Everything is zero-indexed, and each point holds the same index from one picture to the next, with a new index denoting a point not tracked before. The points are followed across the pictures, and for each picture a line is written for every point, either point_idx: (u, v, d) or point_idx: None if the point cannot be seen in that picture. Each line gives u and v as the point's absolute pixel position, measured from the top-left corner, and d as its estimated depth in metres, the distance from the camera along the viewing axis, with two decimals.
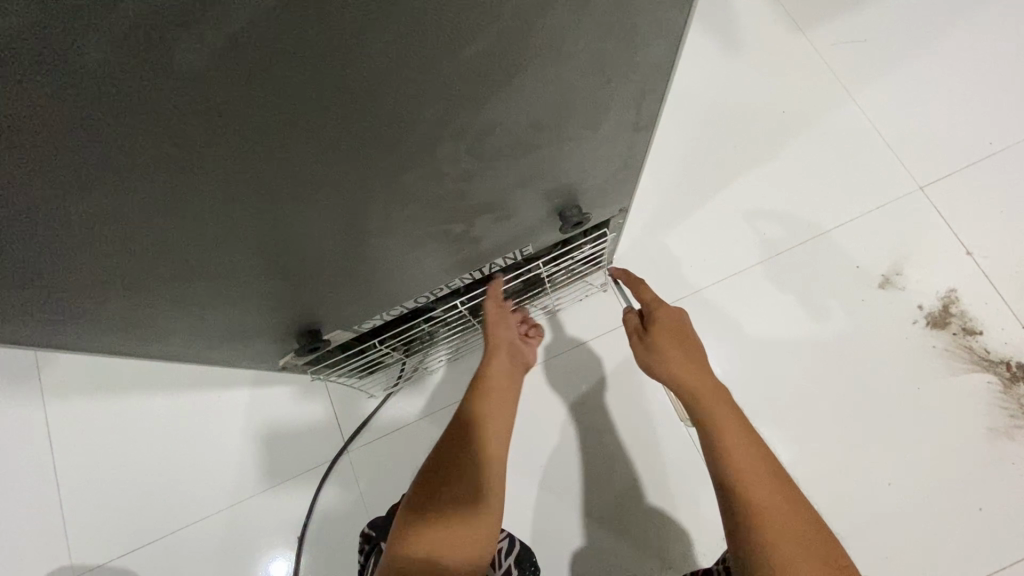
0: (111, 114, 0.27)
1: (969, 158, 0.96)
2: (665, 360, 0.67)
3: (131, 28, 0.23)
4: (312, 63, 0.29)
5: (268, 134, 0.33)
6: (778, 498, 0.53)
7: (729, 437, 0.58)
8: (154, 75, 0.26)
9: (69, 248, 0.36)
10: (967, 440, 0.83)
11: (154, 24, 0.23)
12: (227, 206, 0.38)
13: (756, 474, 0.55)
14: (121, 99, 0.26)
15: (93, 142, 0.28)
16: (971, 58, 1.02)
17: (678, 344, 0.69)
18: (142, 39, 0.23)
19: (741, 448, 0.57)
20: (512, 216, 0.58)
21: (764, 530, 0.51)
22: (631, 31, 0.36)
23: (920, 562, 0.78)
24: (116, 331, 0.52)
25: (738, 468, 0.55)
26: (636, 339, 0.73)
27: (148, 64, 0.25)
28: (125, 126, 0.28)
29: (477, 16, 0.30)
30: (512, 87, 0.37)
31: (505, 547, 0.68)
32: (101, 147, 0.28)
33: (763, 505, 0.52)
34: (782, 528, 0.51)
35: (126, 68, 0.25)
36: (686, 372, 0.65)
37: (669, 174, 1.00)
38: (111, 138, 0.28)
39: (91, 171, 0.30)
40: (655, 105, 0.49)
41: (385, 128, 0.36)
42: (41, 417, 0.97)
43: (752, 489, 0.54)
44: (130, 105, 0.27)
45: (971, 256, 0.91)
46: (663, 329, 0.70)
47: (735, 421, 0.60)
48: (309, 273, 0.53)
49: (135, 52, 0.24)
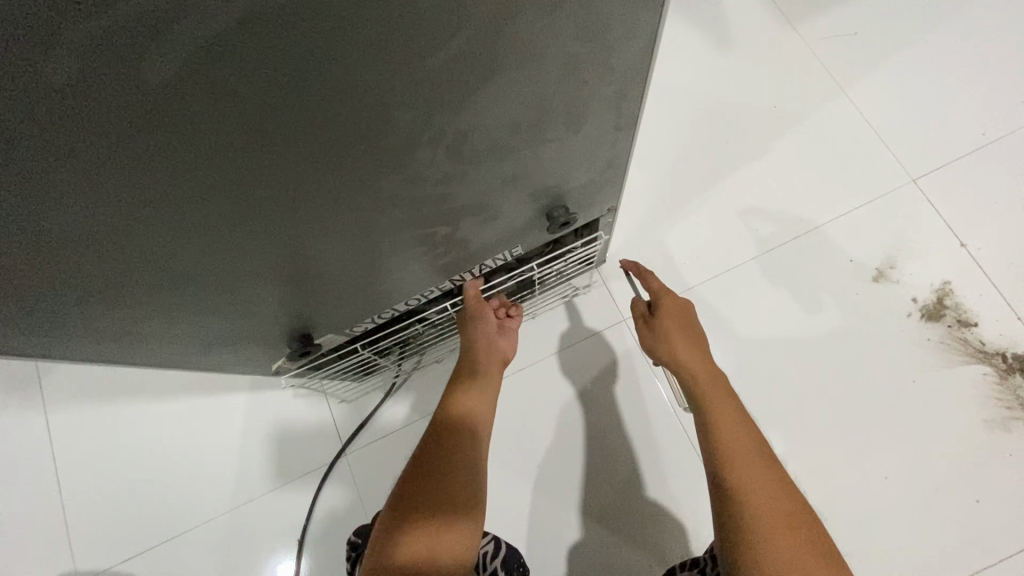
0: (79, 128, 0.27)
1: (963, 149, 0.96)
2: (670, 343, 0.69)
3: (93, 43, 0.23)
4: (280, 72, 0.29)
5: (241, 145, 0.33)
6: (765, 478, 0.54)
7: (722, 419, 0.60)
8: (121, 89, 0.26)
9: (54, 261, 0.36)
10: (963, 432, 0.83)
11: (115, 39, 0.24)
12: (207, 217, 0.38)
13: (746, 454, 0.56)
14: (89, 113, 0.27)
15: (63, 156, 0.28)
16: (964, 49, 1.01)
17: (682, 331, 0.70)
18: (104, 53, 0.24)
19: (734, 430, 0.58)
20: (499, 218, 0.59)
21: (745, 502, 0.52)
22: (604, 33, 0.37)
23: (918, 554, 0.78)
24: (108, 340, 0.52)
25: (728, 446, 0.57)
26: (642, 325, 0.74)
27: (114, 78, 0.25)
28: (95, 139, 0.28)
29: (444, 23, 0.30)
30: (486, 91, 0.37)
31: (491, 550, 0.68)
32: (72, 162, 0.29)
33: (748, 481, 0.53)
34: (764, 502, 0.52)
35: (91, 82, 0.25)
36: (688, 359, 0.67)
37: (662, 171, 1.00)
38: (82, 152, 0.29)
39: (64, 185, 0.30)
40: (636, 104, 0.49)
41: (361, 135, 0.36)
42: (42, 425, 0.98)
43: (739, 466, 0.55)
44: (98, 119, 0.27)
45: (966, 248, 0.91)
46: (668, 315, 0.72)
47: (730, 406, 0.61)
48: (295, 279, 0.53)
49: (99, 66, 0.24)
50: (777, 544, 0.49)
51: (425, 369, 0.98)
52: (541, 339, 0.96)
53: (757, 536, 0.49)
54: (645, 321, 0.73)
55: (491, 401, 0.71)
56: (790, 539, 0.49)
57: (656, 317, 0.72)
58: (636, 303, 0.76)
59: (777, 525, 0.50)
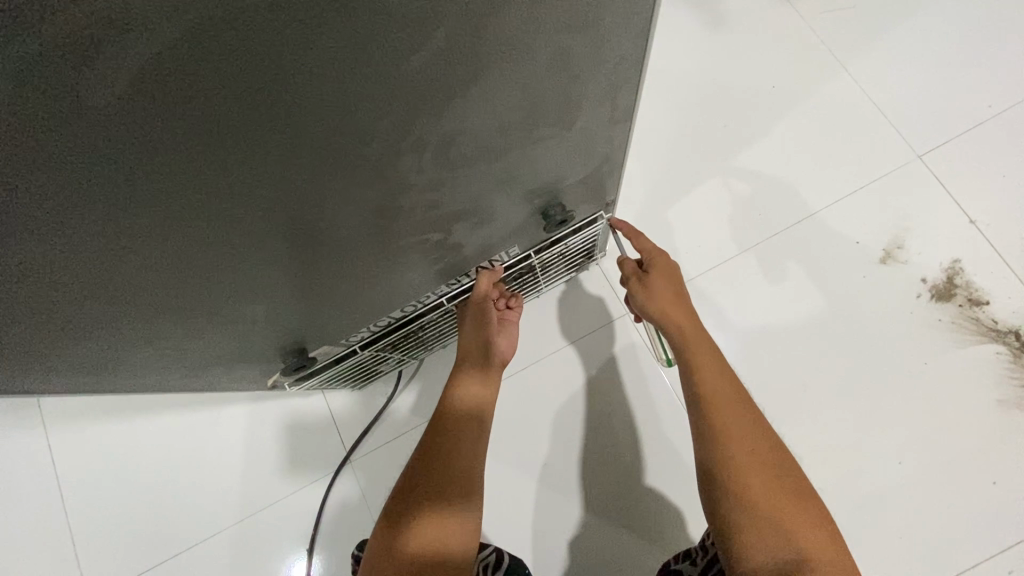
0: (20, 160, 0.25)
1: (970, 123, 0.93)
2: (658, 299, 0.67)
3: (27, 67, 0.21)
4: (243, 87, 0.27)
5: (211, 165, 0.31)
6: (749, 432, 0.55)
7: (705, 369, 0.61)
8: (62, 114, 0.24)
9: (31, 295, 0.35)
10: (978, 413, 0.81)
11: (49, 60, 0.22)
12: (181, 243, 0.37)
13: (725, 399, 0.58)
14: (31, 141, 0.25)
15: (11, 192, 0.27)
16: (964, 20, 0.99)
17: (670, 288, 0.68)
18: (39, 77, 0.22)
19: (714, 378, 0.60)
20: (493, 220, 0.57)
21: (721, 445, 0.54)
22: (595, 22, 0.34)
23: (937, 540, 0.77)
24: (94, 367, 0.51)
25: (709, 393, 0.58)
26: (634, 282, 0.70)
27: (52, 104, 0.23)
28: (42, 170, 0.26)
29: (420, 22, 0.28)
30: (471, 91, 0.35)
31: (494, 560, 0.66)
32: (16, 198, 0.27)
33: (727, 425, 0.55)
34: (744, 446, 0.54)
35: (30, 110, 0.23)
36: (678, 315, 0.65)
37: (658, 158, 0.98)
38: (30, 186, 0.27)
39: (11, 224, 0.28)
40: (632, 96, 0.47)
41: (340, 146, 0.34)
42: (43, 445, 0.97)
43: (719, 411, 0.57)
44: (39, 148, 0.25)
45: (975, 225, 0.89)
46: (659, 273, 0.69)
47: (718, 367, 0.61)
48: (285, 296, 0.52)
49: (30, 90, 0.22)
50: (752, 481, 0.52)
51: (426, 371, 0.96)
52: (544, 337, 0.94)
53: (736, 481, 0.52)
54: (636, 278, 0.70)
55: (494, 389, 0.70)
56: (765, 478, 0.52)
57: (647, 275, 0.69)
58: (624, 262, 0.72)
59: (751, 462, 0.53)
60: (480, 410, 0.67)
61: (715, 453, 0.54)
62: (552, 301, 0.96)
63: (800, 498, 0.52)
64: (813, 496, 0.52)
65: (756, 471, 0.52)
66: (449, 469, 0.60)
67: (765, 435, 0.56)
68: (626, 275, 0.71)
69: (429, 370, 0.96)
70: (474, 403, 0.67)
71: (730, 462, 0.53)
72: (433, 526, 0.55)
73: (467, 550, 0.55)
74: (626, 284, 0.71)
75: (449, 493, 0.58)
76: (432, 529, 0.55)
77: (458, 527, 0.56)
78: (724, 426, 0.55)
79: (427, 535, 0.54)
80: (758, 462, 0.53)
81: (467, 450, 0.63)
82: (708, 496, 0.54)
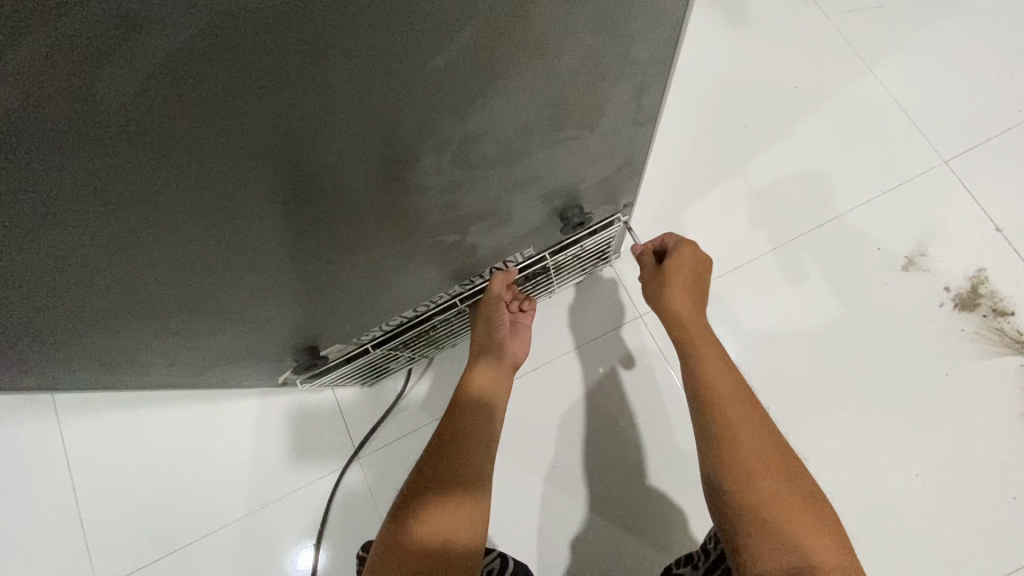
0: (12, 153, 0.24)
1: (999, 127, 0.91)
2: (671, 296, 0.66)
3: (29, 61, 0.21)
4: (265, 86, 0.26)
5: (231, 165, 0.31)
6: (760, 436, 0.54)
7: (714, 372, 0.60)
8: (78, 111, 0.23)
9: (57, 292, 0.35)
10: (999, 426, 0.79)
11: (63, 57, 0.21)
12: (190, 242, 0.36)
13: (732, 403, 0.57)
14: (31, 135, 0.24)
15: (39, 188, 0.26)
16: (996, 22, 0.96)
17: (688, 285, 0.67)
18: (44, 71, 0.21)
19: (722, 380, 0.59)
20: (509, 222, 0.56)
21: (729, 447, 0.53)
22: (625, 23, 0.33)
23: (953, 553, 0.75)
24: (108, 364, 0.50)
25: (716, 395, 0.58)
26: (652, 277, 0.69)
27: (57, 101, 0.23)
28: (45, 166, 0.25)
29: (448, 19, 0.27)
30: (494, 92, 0.34)
31: (498, 567, 0.65)
32: (42, 192, 0.27)
33: (735, 426, 0.55)
34: (752, 448, 0.53)
35: (27, 104, 0.22)
36: (689, 318, 0.65)
37: (677, 158, 0.96)
38: (27, 180, 0.26)
39: (39, 219, 0.28)
40: (657, 97, 0.46)
41: (360, 146, 0.34)
42: (56, 434, 0.98)
43: (727, 413, 0.56)
44: (55, 146, 0.25)
45: (1001, 232, 0.86)
46: (679, 268, 0.68)
47: (730, 373, 0.60)
48: (299, 296, 0.51)
49: (49, 85, 0.22)
50: (759, 486, 0.50)
51: (437, 370, 0.96)
52: (555, 336, 0.93)
53: (744, 482, 0.51)
54: (655, 274, 0.69)
55: (506, 390, 0.69)
56: (773, 482, 0.51)
57: (665, 269, 0.68)
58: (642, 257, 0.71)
59: (760, 468, 0.51)
60: (492, 410, 0.66)
61: (723, 456, 0.53)
62: (563, 301, 0.95)
63: (809, 504, 0.50)
64: (822, 503, 0.50)
65: (764, 474, 0.51)
66: (463, 464, 0.59)
67: (775, 439, 0.54)
68: (647, 270, 0.71)
69: (440, 371, 0.96)
70: (484, 404, 0.66)
71: (737, 465, 0.52)
72: (448, 516, 0.54)
73: (482, 543, 0.55)
74: (645, 279, 0.71)
75: (457, 493, 0.57)
76: (437, 528, 0.53)
77: (465, 528, 0.54)
78: (733, 429, 0.54)
79: (433, 534, 0.53)
80: (767, 466, 0.52)
81: (478, 451, 0.62)
82: (716, 500, 0.52)
